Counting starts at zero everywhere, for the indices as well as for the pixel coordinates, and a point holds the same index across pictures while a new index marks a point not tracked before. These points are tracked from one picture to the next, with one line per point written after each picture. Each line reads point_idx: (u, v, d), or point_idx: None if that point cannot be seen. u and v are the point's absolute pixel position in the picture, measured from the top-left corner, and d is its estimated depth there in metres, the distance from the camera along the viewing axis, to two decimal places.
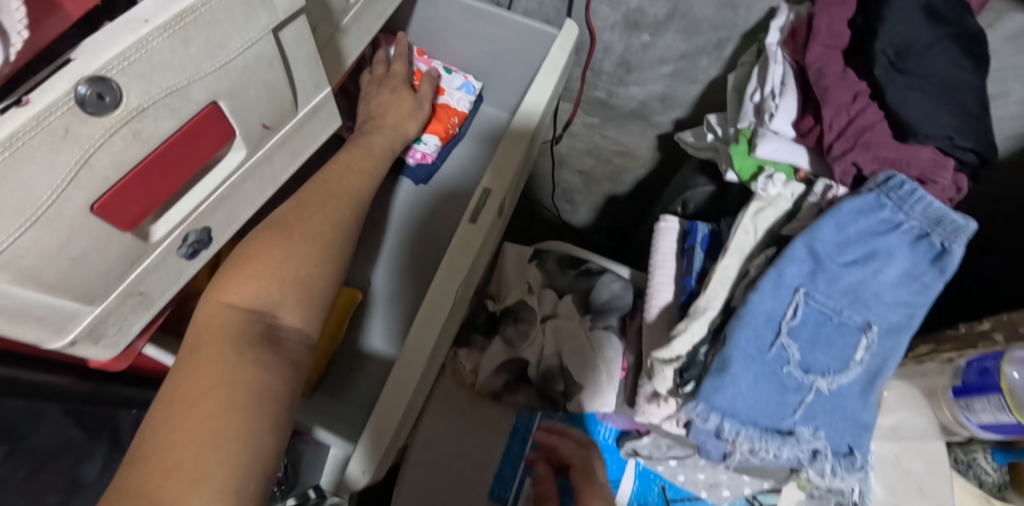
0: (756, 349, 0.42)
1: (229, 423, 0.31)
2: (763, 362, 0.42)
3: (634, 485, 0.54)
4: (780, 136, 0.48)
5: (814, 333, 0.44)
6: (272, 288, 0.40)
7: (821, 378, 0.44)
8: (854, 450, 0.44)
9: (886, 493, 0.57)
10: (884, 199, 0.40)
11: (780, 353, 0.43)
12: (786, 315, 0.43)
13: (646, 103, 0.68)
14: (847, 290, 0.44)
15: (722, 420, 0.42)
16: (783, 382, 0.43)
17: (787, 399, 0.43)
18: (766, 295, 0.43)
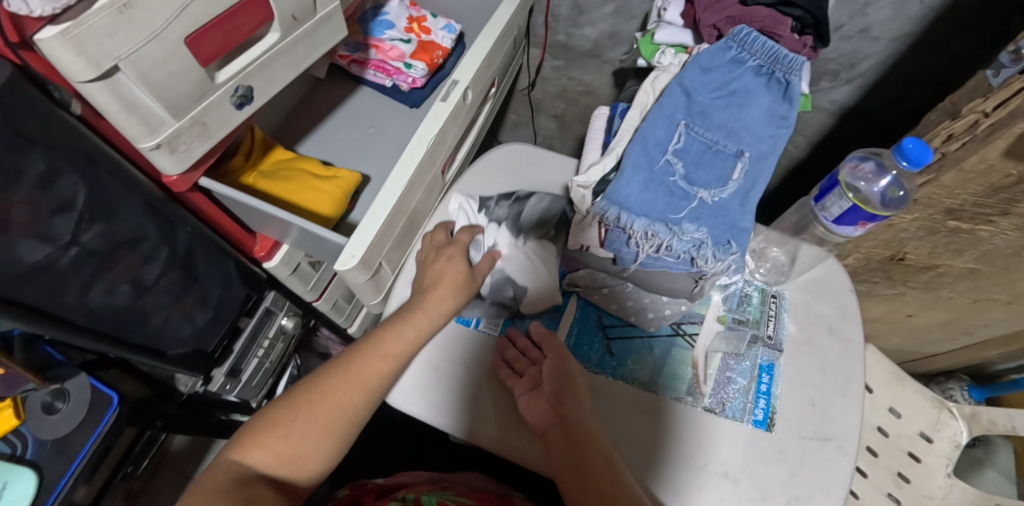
0: (646, 162, 0.56)
1: None
2: (652, 172, 0.56)
3: (576, 314, 0.66)
4: (672, 25, 0.64)
5: (697, 157, 0.57)
6: (274, 458, 0.47)
7: (703, 189, 0.57)
8: (731, 242, 0.56)
9: (798, 331, 0.67)
10: (730, 42, 0.57)
11: (666, 166, 0.57)
12: (671, 140, 0.57)
13: (598, 41, 0.84)
14: (719, 122, 0.58)
15: (620, 212, 0.55)
16: (672, 189, 0.56)
17: (674, 201, 0.56)
18: (654, 123, 0.57)
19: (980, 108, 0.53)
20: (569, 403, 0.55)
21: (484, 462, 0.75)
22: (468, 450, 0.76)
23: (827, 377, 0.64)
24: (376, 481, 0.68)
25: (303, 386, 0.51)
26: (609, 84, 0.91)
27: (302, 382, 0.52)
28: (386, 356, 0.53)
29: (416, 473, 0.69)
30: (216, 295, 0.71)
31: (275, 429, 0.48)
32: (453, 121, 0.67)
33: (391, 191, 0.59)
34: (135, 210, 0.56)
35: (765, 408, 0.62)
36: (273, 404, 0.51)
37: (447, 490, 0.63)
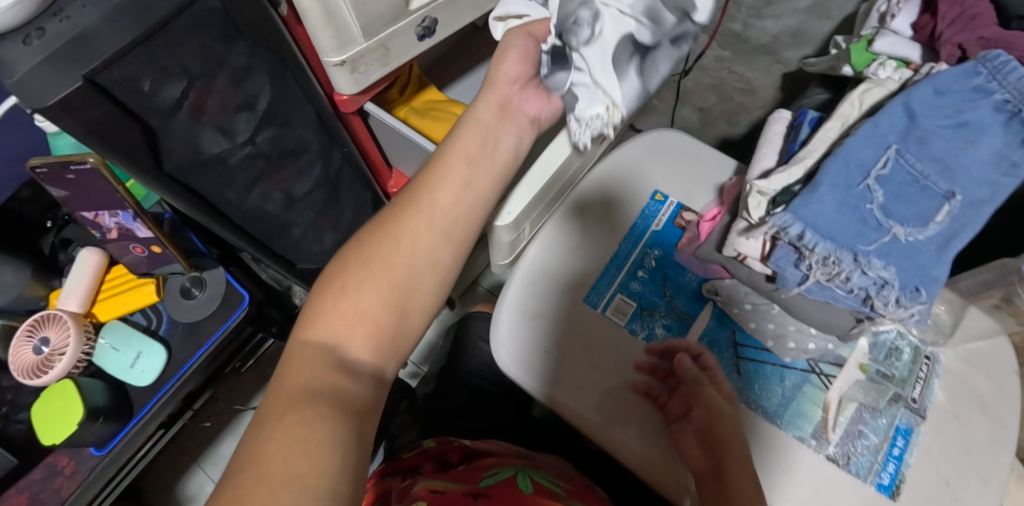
0: (844, 182, 0.51)
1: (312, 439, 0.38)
2: (848, 194, 0.50)
3: (709, 323, 0.62)
4: (897, 34, 0.56)
5: (899, 187, 0.51)
6: (355, 328, 0.45)
7: (899, 225, 0.51)
8: (920, 290, 0.50)
9: (948, 401, 0.60)
10: (979, 66, 0.49)
11: (864, 192, 0.51)
12: (876, 164, 0.51)
13: (778, 37, 0.76)
14: (936, 155, 0.51)
15: (805, 230, 0.50)
16: (865, 218, 0.50)
17: (865, 232, 0.50)
18: (862, 140, 0.51)
19: None
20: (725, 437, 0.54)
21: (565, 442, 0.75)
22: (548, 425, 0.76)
23: (974, 460, 0.57)
24: (461, 440, 0.69)
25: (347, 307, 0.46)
26: (775, 86, 0.82)
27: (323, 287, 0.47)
28: (468, 159, 0.52)
29: (500, 444, 0.68)
30: (348, 220, 0.72)
31: (345, 300, 0.46)
32: None
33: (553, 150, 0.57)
34: (303, 124, 0.57)
35: (893, 473, 0.57)
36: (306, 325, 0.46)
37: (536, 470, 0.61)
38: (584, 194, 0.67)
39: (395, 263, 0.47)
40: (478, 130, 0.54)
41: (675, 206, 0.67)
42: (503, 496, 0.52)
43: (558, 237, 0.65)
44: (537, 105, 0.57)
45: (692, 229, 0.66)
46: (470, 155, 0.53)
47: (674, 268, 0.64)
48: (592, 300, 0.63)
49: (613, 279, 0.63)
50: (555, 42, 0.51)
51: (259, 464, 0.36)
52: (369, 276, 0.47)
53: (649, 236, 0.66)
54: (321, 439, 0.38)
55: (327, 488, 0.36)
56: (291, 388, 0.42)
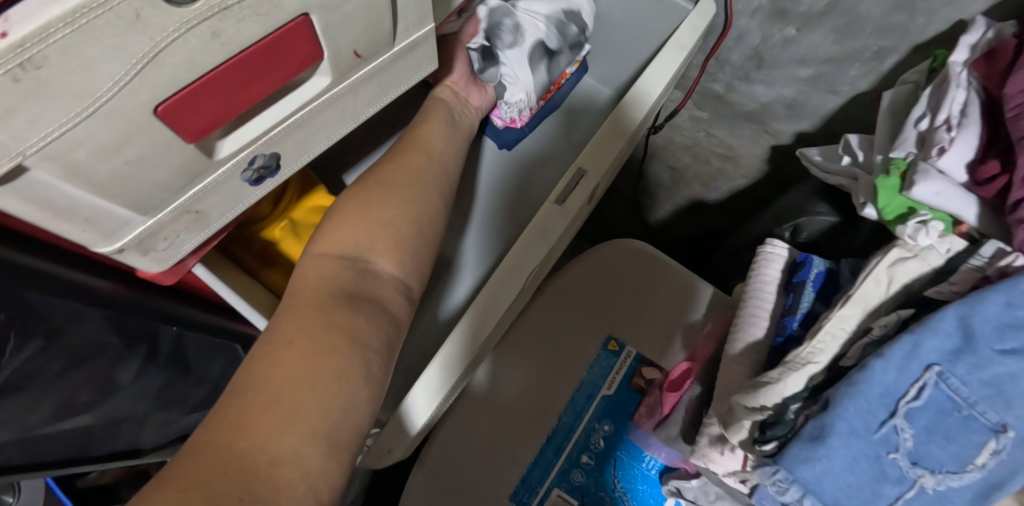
0: (863, 426, 0.36)
1: (326, 367, 0.36)
2: (868, 441, 0.36)
3: None
4: (947, 178, 0.39)
5: (933, 422, 0.37)
6: (364, 239, 0.45)
7: (928, 475, 0.37)
8: None
9: None
10: None
11: (889, 435, 0.36)
12: (906, 395, 0.36)
13: (768, 106, 0.60)
14: (990, 381, 0.36)
15: (803, 497, 0.36)
16: (885, 469, 0.36)
17: (883, 490, 0.37)
18: (892, 365, 0.36)
19: None
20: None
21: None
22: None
23: None
24: None
25: (350, 245, 0.45)
26: (761, 158, 0.66)
27: (328, 225, 0.46)
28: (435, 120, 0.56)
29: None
30: (214, 377, 0.54)
31: (351, 220, 0.46)
32: (565, 231, 0.47)
33: (481, 310, 0.42)
34: (94, 320, 0.38)
35: None
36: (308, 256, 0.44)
37: None
38: (530, 320, 0.53)
39: (409, 214, 0.47)
40: (444, 110, 0.57)
41: (633, 358, 0.52)
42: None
43: (496, 382, 0.51)
44: (478, 98, 0.61)
45: (654, 393, 0.51)
46: (435, 146, 0.54)
47: (627, 450, 0.50)
48: (521, 498, 0.49)
49: (548, 468, 0.49)
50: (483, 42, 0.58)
51: (275, 385, 0.35)
52: (358, 221, 0.45)
53: (597, 406, 0.51)
54: (341, 373, 0.36)
55: (349, 399, 0.36)
56: (292, 322, 0.39)
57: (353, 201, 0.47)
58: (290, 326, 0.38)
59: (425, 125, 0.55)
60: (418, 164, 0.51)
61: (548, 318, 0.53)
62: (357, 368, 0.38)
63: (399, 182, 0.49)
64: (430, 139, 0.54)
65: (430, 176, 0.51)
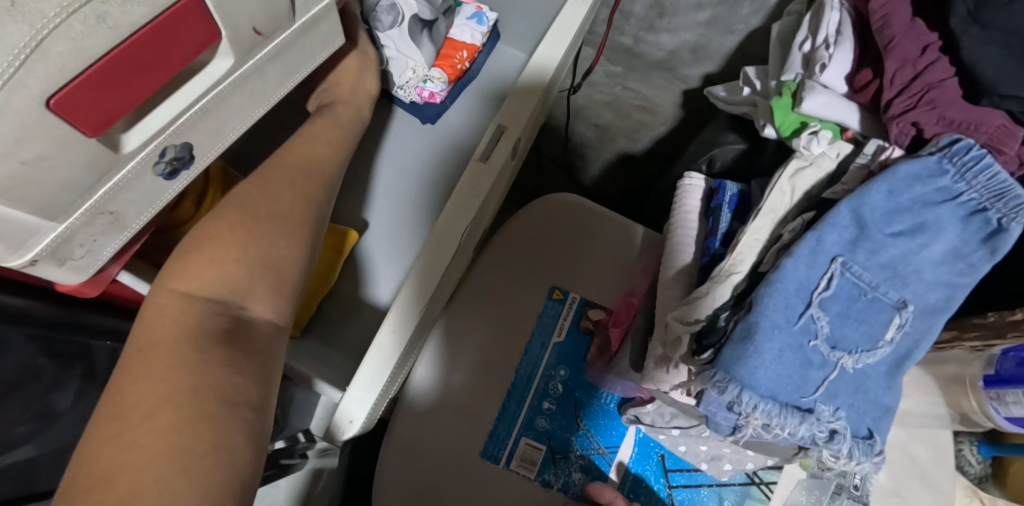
0: (784, 319, 0.39)
1: (201, 431, 0.33)
2: (789, 333, 0.39)
3: (634, 451, 0.52)
4: (830, 90, 0.44)
5: (844, 307, 0.41)
6: (238, 278, 0.42)
7: (847, 356, 0.41)
8: (874, 433, 0.42)
9: (889, 479, 0.56)
10: (946, 163, 0.38)
11: (808, 325, 0.40)
12: (818, 286, 0.40)
13: (675, 52, 0.64)
14: (886, 263, 0.41)
15: (742, 392, 0.38)
16: (809, 358, 0.40)
17: (809, 375, 0.40)
18: (801, 262, 0.40)
19: None
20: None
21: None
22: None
23: None
24: None
25: (224, 286, 0.41)
26: (676, 103, 0.70)
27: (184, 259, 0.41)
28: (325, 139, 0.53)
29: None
30: None
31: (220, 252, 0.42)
32: (495, 187, 0.48)
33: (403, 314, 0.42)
34: (19, 343, 0.37)
35: None
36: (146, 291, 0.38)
37: None
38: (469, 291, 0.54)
39: (294, 248, 0.46)
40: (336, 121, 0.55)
41: (578, 303, 0.54)
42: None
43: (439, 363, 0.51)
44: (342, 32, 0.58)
45: (602, 332, 0.53)
46: (322, 154, 0.52)
47: (584, 390, 0.53)
48: (491, 452, 0.50)
49: (513, 419, 0.51)
50: None
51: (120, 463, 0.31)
52: (233, 252, 0.43)
53: (552, 352, 0.53)
54: (216, 444, 0.33)
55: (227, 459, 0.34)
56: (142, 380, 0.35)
57: (220, 228, 0.43)
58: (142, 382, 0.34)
59: (308, 133, 0.53)
60: (300, 184, 0.49)
61: (486, 285, 0.54)
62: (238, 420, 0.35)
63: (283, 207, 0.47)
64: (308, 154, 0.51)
65: (312, 194, 0.49)
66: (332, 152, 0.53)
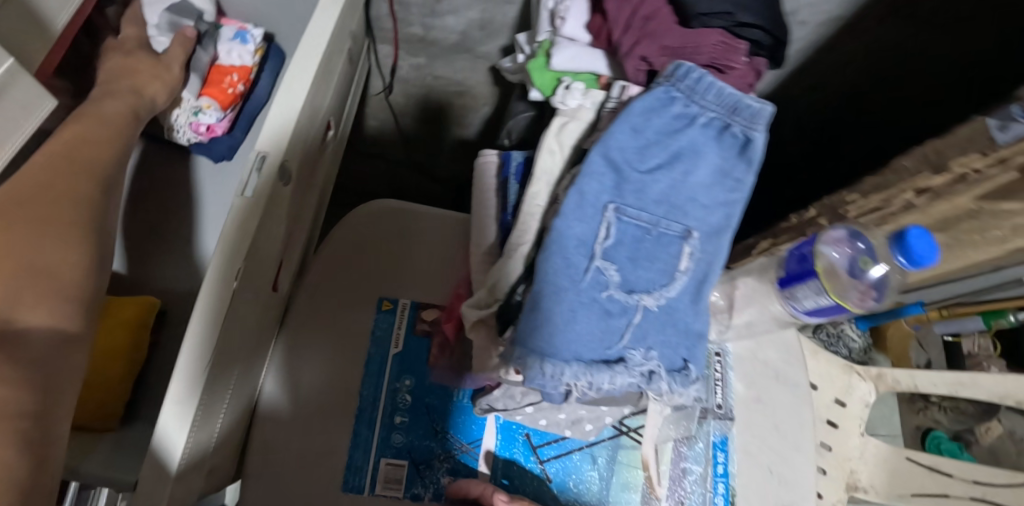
0: (569, 279, 0.39)
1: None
2: (577, 291, 0.39)
3: (498, 439, 0.51)
4: (575, 43, 0.44)
5: (632, 250, 0.41)
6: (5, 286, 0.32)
7: (647, 295, 0.41)
8: (689, 363, 0.42)
9: (746, 389, 0.59)
10: (673, 90, 0.39)
11: (597, 277, 0.40)
12: (598, 237, 0.40)
13: (466, 33, 0.62)
14: (658, 198, 0.41)
15: (542, 363, 0.38)
16: (608, 309, 0.40)
17: (612, 325, 0.40)
18: (572, 218, 0.40)
19: (969, 164, 0.40)
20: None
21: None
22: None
23: (786, 436, 0.59)
24: None
25: None
26: (487, 82, 0.69)
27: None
28: (97, 129, 0.45)
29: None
30: None
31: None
32: (271, 216, 0.43)
33: (202, 335, 0.35)
34: None
35: (726, 492, 0.55)
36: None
37: None
38: (296, 327, 0.51)
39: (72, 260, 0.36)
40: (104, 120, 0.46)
41: (410, 308, 0.53)
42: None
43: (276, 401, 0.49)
44: None
45: (440, 331, 0.52)
46: (96, 151, 0.43)
47: (434, 393, 0.51)
48: (352, 484, 0.48)
49: (368, 445, 0.49)
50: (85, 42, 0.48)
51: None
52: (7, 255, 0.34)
53: (393, 364, 0.52)
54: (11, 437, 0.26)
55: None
56: None
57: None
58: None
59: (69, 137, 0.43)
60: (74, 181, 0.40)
61: (313, 316, 0.52)
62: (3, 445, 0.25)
63: (45, 227, 0.36)
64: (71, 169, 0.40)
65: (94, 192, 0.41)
66: (107, 153, 0.44)
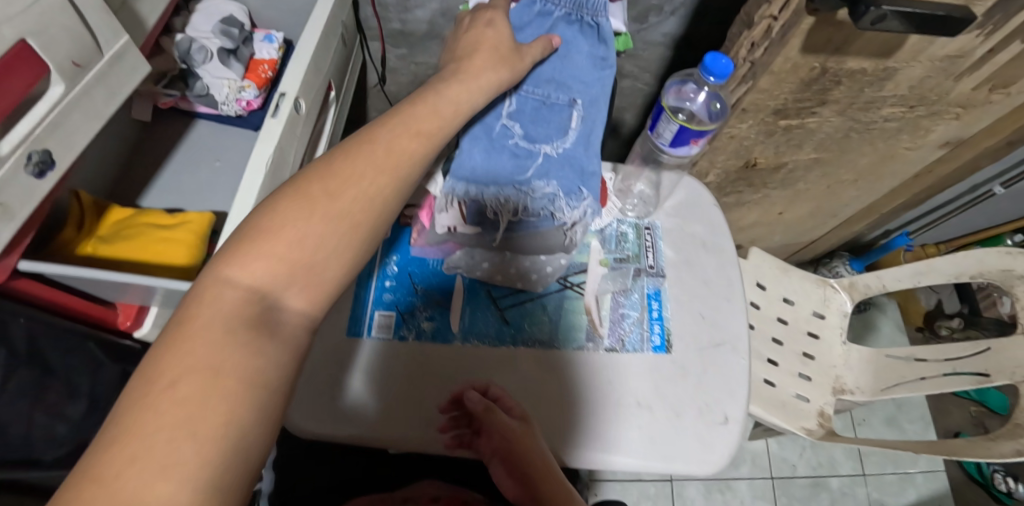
0: (484, 132, 0.57)
1: (212, 407, 0.30)
2: (490, 140, 0.56)
3: (465, 294, 0.66)
4: None
5: (532, 115, 0.58)
6: (286, 269, 0.37)
7: (545, 145, 0.57)
8: (582, 189, 0.56)
9: (676, 255, 0.71)
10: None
11: (504, 131, 0.57)
12: (504, 105, 0.58)
13: (433, 21, 0.83)
14: (548, 78, 0.59)
15: (466, 185, 0.56)
16: (516, 153, 0.56)
17: (518, 162, 0.56)
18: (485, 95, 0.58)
19: (769, 14, 0.57)
20: (530, 468, 0.57)
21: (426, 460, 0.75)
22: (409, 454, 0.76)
23: (716, 289, 0.69)
24: None
25: (265, 276, 0.37)
26: None
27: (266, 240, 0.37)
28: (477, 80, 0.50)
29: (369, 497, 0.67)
30: (84, 380, 0.65)
31: (281, 235, 0.37)
32: (290, 135, 0.64)
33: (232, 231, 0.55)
34: None
35: (661, 332, 0.66)
36: (229, 274, 0.36)
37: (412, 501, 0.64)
38: None
39: (359, 201, 0.40)
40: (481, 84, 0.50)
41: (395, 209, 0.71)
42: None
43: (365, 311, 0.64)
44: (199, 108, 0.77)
45: (418, 221, 0.69)
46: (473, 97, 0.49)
47: (415, 264, 0.68)
48: (354, 329, 0.63)
49: (365, 301, 0.65)
50: (179, 67, 0.73)
51: (180, 424, 0.29)
52: (266, 245, 0.37)
53: (383, 246, 0.68)
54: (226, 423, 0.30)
55: (239, 445, 0.31)
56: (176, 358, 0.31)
57: (289, 213, 0.38)
58: (193, 355, 0.32)
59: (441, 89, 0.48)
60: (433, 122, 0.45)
61: None
62: (273, 380, 0.34)
63: (340, 210, 0.39)
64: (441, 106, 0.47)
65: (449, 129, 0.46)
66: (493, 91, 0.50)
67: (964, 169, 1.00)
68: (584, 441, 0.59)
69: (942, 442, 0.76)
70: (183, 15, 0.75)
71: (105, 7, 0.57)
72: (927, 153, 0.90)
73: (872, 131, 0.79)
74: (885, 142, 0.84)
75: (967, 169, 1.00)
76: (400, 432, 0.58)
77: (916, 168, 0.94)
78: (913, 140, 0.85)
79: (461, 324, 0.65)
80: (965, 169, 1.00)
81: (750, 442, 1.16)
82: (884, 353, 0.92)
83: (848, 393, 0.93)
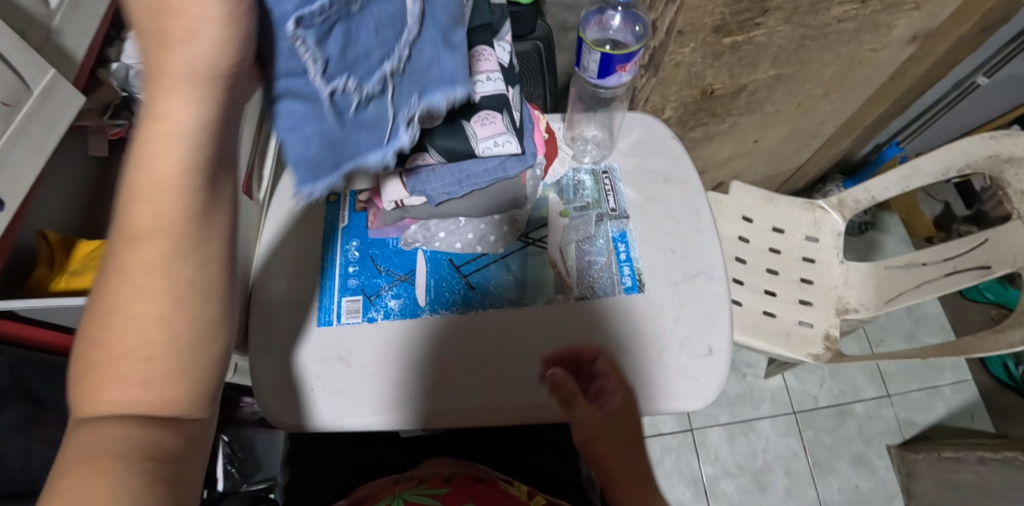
0: (298, 128, 0.28)
1: (107, 459, 0.25)
2: (314, 118, 0.28)
3: (428, 267, 0.66)
4: None
5: (370, 28, 0.27)
6: (140, 302, 0.27)
7: (392, 63, 0.30)
8: (458, 89, 0.37)
9: (637, 193, 0.69)
10: None
11: (340, 98, 0.28)
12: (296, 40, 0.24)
13: None
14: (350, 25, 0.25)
15: (326, 185, 0.32)
16: (359, 118, 0.31)
17: (379, 129, 0.33)
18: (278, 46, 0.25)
19: None
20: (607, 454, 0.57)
21: (442, 442, 0.71)
22: (421, 438, 0.72)
23: (683, 219, 0.68)
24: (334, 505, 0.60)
25: (131, 321, 0.27)
26: None
27: (118, 290, 0.27)
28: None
29: (376, 481, 0.62)
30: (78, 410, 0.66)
31: (134, 259, 0.27)
32: None
33: None
34: None
35: (631, 273, 0.65)
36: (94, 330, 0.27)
37: (421, 484, 0.57)
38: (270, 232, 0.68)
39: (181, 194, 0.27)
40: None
41: (349, 196, 0.71)
42: (466, 492, 0.55)
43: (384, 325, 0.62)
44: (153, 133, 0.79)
45: (372, 204, 0.69)
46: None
47: (375, 246, 0.68)
48: (325, 319, 0.63)
49: (332, 290, 0.65)
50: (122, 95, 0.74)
51: (82, 480, 0.25)
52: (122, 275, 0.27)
53: (342, 234, 0.68)
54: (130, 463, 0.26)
55: (138, 486, 0.26)
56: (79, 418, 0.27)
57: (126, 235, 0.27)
58: (88, 409, 0.27)
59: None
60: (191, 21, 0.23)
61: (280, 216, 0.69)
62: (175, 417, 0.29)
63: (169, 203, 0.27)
64: (175, 116, 0.25)
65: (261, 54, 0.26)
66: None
67: (943, 64, 0.95)
68: (636, 392, 0.59)
69: (950, 342, 0.73)
70: (115, 44, 0.76)
71: (24, 44, 0.58)
72: (896, 52, 0.85)
73: (829, 35, 0.76)
74: (844, 46, 0.80)
75: (946, 63, 0.95)
76: (437, 415, 0.58)
77: (888, 69, 0.90)
78: (877, 39, 0.80)
79: (431, 298, 0.64)
80: (944, 63, 0.95)
81: (768, 381, 1.14)
82: (882, 263, 0.89)
83: (852, 311, 0.90)
